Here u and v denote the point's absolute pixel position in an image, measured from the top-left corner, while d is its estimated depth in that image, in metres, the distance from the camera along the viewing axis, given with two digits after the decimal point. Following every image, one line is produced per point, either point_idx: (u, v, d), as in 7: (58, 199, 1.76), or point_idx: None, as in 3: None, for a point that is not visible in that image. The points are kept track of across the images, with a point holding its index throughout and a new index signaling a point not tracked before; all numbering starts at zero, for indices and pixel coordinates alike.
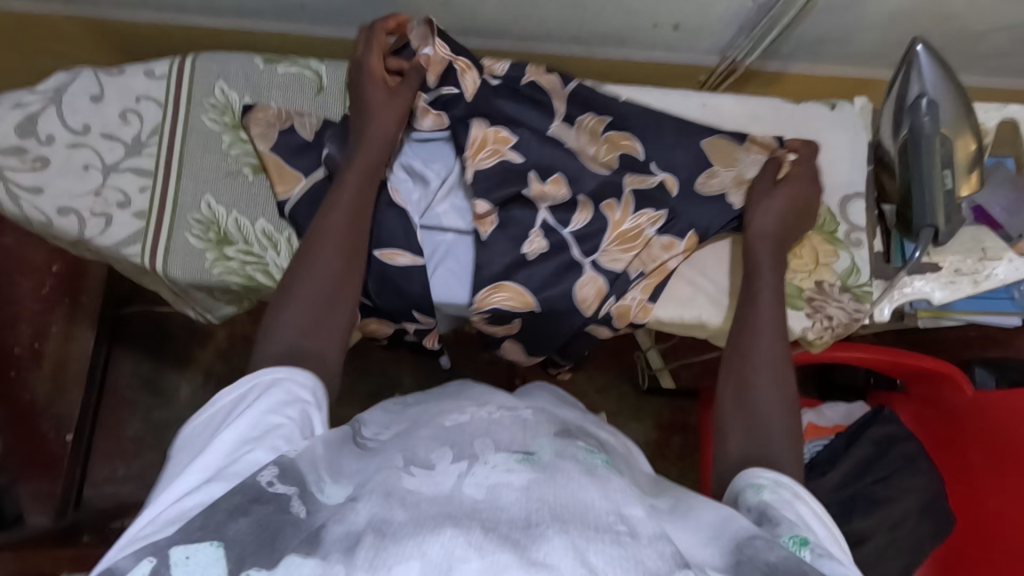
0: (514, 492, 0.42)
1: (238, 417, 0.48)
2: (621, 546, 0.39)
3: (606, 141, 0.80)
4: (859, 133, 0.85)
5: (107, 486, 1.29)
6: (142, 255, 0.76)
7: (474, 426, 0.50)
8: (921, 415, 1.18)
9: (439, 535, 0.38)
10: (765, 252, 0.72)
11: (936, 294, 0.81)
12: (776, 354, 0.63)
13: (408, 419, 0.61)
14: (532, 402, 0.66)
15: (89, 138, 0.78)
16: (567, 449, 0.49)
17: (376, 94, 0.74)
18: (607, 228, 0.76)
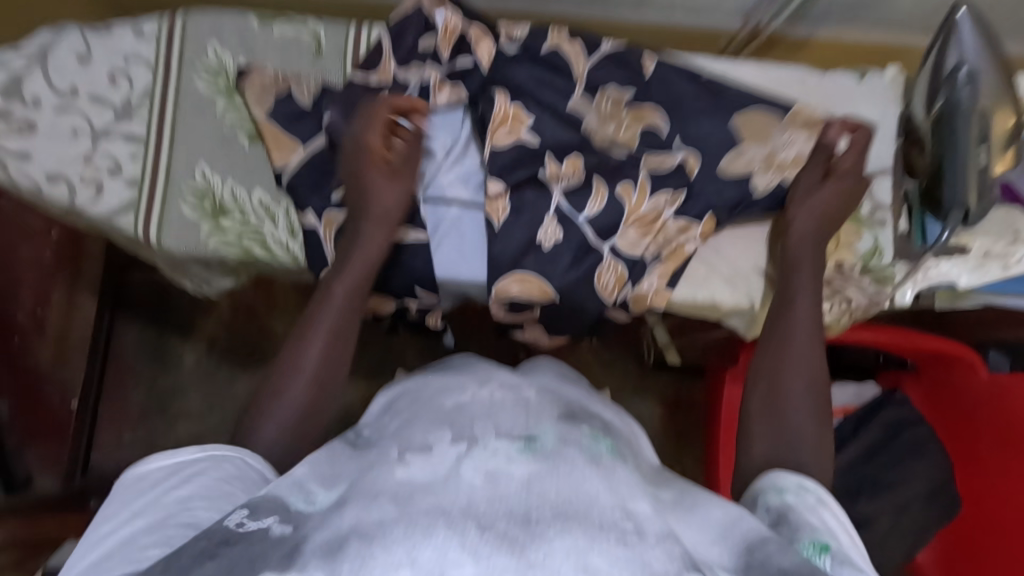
0: (514, 484, 0.40)
1: (194, 478, 0.45)
2: (627, 547, 0.37)
3: (628, 117, 0.76)
4: (887, 105, 0.80)
5: (113, 451, 1.29)
6: (135, 226, 0.73)
7: (474, 410, 0.50)
8: (932, 397, 1.15)
9: (432, 536, 0.36)
10: (806, 249, 0.68)
11: (963, 278, 0.78)
12: (811, 356, 0.60)
13: (408, 399, 0.59)
14: (534, 380, 0.63)
15: (77, 101, 0.74)
16: (569, 433, 0.47)
17: (373, 147, 0.67)
18: (623, 212, 0.72)
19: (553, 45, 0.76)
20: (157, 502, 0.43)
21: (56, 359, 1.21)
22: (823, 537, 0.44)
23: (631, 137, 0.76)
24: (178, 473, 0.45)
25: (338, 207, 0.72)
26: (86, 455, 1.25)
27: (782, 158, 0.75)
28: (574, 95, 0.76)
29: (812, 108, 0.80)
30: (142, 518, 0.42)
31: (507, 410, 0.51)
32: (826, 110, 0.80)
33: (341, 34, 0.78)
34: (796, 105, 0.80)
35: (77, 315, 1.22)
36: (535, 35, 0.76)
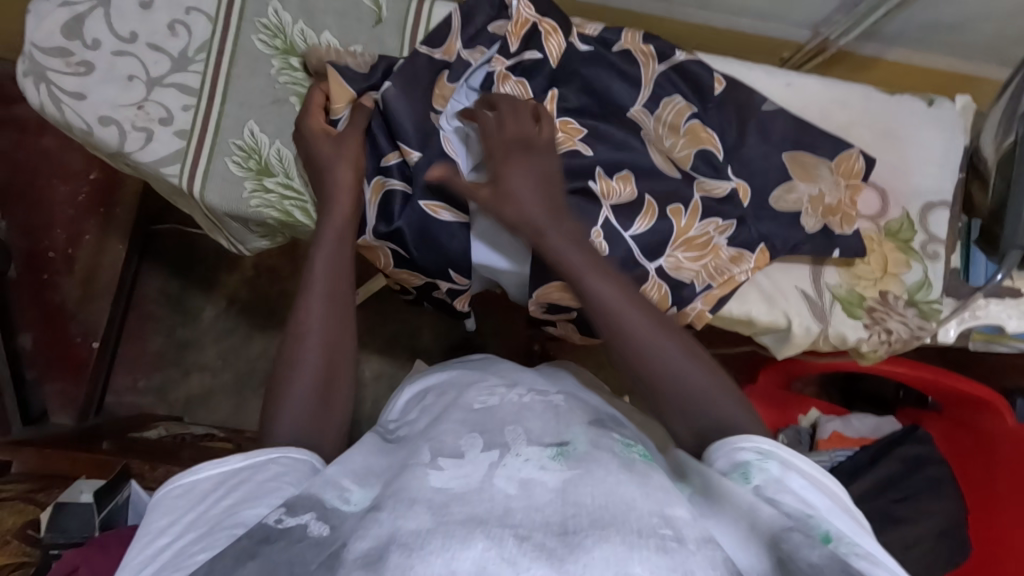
0: (549, 493, 0.40)
1: (240, 486, 0.45)
2: (667, 554, 0.36)
3: (686, 134, 0.73)
4: (955, 135, 0.77)
5: (128, 394, 1.31)
6: (180, 176, 0.73)
7: (506, 414, 0.50)
8: (952, 436, 1.12)
9: (470, 548, 0.36)
10: (568, 230, 0.63)
11: (1011, 322, 0.77)
12: (652, 325, 0.58)
13: (435, 398, 0.60)
14: (559, 384, 0.64)
15: (135, 47, 0.74)
16: (599, 440, 0.47)
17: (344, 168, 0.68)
18: (672, 233, 0.70)
19: (626, 47, 0.74)
20: (205, 513, 0.43)
21: (83, 298, 1.23)
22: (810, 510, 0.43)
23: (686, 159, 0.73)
24: (224, 483, 0.45)
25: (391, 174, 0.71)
26: (101, 395, 1.27)
27: (830, 201, 0.73)
28: (637, 103, 0.74)
29: (874, 129, 0.77)
30: (191, 530, 0.42)
31: (537, 416, 0.51)
32: (890, 133, 0.77)
33: (403, 7, 0.77)
34: (857, 125, 0.78)
35: (106, 257, 1.24)
36: (609, 32, 0.75)
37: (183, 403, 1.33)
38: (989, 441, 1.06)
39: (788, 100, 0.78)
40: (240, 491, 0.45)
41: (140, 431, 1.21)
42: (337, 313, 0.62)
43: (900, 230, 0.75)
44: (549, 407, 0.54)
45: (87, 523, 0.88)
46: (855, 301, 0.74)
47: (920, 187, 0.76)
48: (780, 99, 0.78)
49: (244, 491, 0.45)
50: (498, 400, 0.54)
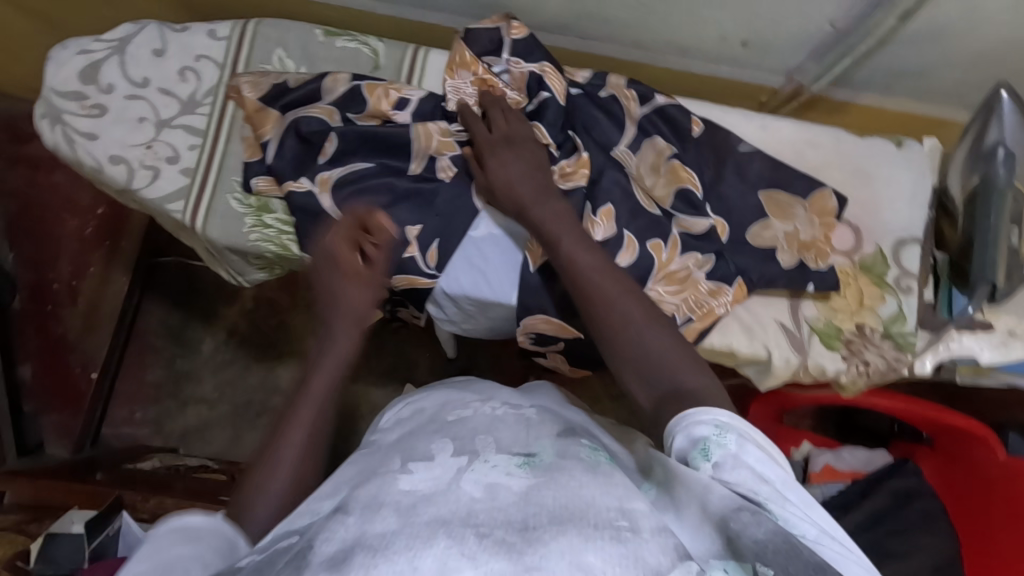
0: (513, 493, 0.43)
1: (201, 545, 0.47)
2: (621, 543, 0.38)
3: (667, 173, 0.77)
4: (923, 174, 0.81)
5: (124, 426, 1.33)
6: (184, 212, 0.77)
7: (475, 429, 0.54)
8: (946, 471, 1.12)
9: (432, 547, 0.38)
10: (548, 204, 0.68)
11: (984, 354, 0.78)
12: (615, 288, 0.62)
13: (418, 411, 0.65)
14: (535, 401, 0.68)
15: (146, 92, 0.79)
16: (567, 448, 0.51)
17: (352, 286, 0.66)
18: (654, 267, 0.73)
19: (611, 91, 0.79)
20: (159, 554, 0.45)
21: (83, 330, 1.25)
22: (762, 489, 0.43)
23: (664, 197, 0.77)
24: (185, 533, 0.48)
25: (329, 168, 0.75)
26: (97, 426, 1.28)
27: (805, 239, 0.76)
28: (621, 144, 0.78)
29: (848, 169, 0.81)
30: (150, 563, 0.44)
31: (508, 427, 0.55)
32: (861, 171, 0.81)
33: (399, 54, 0.82)
34: (830, 165, 0.81)
35: (109, 290, 1.27)
36: (596, 78, 0.80)
37: (179, 435, 1.34)
38: (977, 475, 1.06)
39: (764, 141, 0.82)
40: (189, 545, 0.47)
41: (134, 463, 1.22)
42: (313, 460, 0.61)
43: (874, 265, 0.78)
44: (521, 419, 0.58)
45: (77, 554, 0.89)
46: (833, 333, 0.76)
47: (893, 224, 0.80)
48: (757, 141, 0.82)
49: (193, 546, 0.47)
50: (471, 412, 0.59)
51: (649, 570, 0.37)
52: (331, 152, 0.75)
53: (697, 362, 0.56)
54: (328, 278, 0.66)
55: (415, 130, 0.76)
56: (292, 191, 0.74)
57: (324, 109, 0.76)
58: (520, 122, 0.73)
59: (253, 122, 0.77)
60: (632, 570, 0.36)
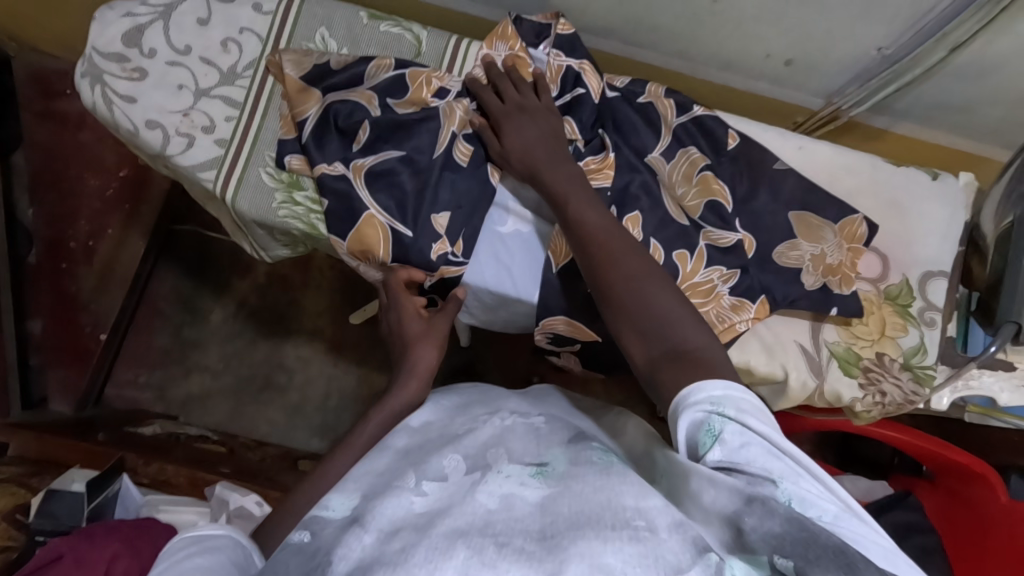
0: (527, 504, 0.45)
1: (212, 554, 0.52)
2: (639, 542, 0.39)
3: (698, 184, 0.77)
4: (956, 208, 0.80)
5: (127, 389, 1.34)
6: (215, 181, 0.77)
7: (488, 440, 0.56)
8: (946, 508, 1.11)
9: (452, 559, 0.39)
10: (559, 172, 0.68)
11: (1003, 395, 0.79)
12: (628, 256, 0.62)
13: (437, 417, 0.67)
14: (545, 408, 0.69)
15: (188, 59, 0.79)
16: (579, 453, 0.52)
17: (415, 326, 0.76)
18: (678, 278, 0.73)
19: (649, 98, 0.79)
20: (177, 565, 0.50)
21: (97, 290, 1.26)
22: (775, 467, 0.43)
23: (694, 207, 0.77)
24: (198, 544, 0.53)
25: (364, 155, 0.75)
26: (100, 386, 1.29)
27: (830, 262, 0.76)
28: (655, 151, 0.78)
29: (881, 199, 0.81)
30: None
31: (518, 437, 0.57)
32: (892, 201, 0.81)
33: (442, 43, 0.82)
34: (862, 192, 0.81)
35: (126, 253, 1.27)
36: (635, 84, 0.80)
37: (180, 403, 1.34)
38: (979, 515, 1.06)
39: (798, 162, 0.81)
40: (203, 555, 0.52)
41: (136, 427, 1.23)
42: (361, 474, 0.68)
43: (899, 295, 0.78)
44: (530, 428, 0.59)
45: (76, 512, 0.90)
46: (852, 360, 0.76)
47: (922, 256, 0.79)
48: (791, 161, 0.81)
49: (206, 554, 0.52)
50: (482, 425, 0.61)
51: (668, 569, 0.37)
52: (364, 140, 0.75)
53: (700, 322, 0.58)
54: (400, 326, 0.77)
55: (443, 106, 0.76)
56: (324, 174, 0.74)
57: (364, 93, 0.76)
58: (542, 96, 0.74)
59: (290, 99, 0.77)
60: (650, 570, 0.37)
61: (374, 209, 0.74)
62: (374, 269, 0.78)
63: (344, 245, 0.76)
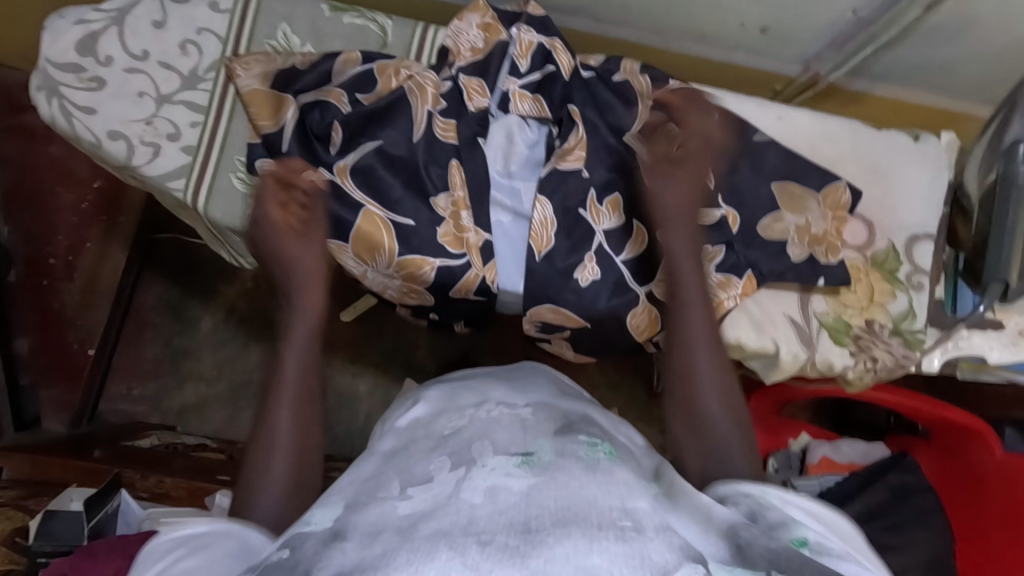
0: (514, 495, 0.44)
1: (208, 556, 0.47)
2: (626, 542, 0.39)
3: None
4: (940, 169, 0.80)
5: (122, 402, 1.32)
6: (185, 190, 0.75)
7: (474, 431, 0.55)
8: (943, 466, 1.12)
9: (434, 560, 0.39)
10: (685, 235, 0.67)
11: (994, 353, 0.78)
12: (708, 343, 0.62)
13: (418, 415, 0.67)
14: (531, 395, 0.68)
15: (147, 65, 0.76)
16: (565, 445, 0.51)
17: (291, 243, 0.67)
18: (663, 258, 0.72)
19: (625, 76, 0.77)
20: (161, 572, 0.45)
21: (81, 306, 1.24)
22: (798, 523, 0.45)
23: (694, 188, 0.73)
24: (187, 544, 0.47)
25: (344, 155, 0.73)
26: (95, 401, 1.28)
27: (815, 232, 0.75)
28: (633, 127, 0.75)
29: (863, 164, 0.80)
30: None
31: (504, 428, 0.56)
32: (876, 166, 0.80)
33: (409, 32, 0.79)
34: (844, 159, 0.80)
35: (108, 265, 1.26)
36: (609, 62, 0.78)
37: (177, 412, 1.34)
38: (975, 472, 1.07)
39: (779, 131, 0.80)
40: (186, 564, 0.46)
41: (134, 440, 1.21)
42: (306, 411, 0.60)
43: (886, 261, 0.78)
44: (516, 418, 0.58)
45: (76, 531, 0.89)
46: (842, 329, 0.76)
47: (907, 220, 0.79)
48: (772, 131, 0.80)
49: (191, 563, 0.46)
50: (466, 420, 0.60)
51: (656, 570, 0.38)
52: (341, 140, 0.73)
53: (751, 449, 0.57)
54: (268, 240, 0.68)
55: (407, 86, 0.74)
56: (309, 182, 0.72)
57: (333, 92, 0.74)
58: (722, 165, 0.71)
59: (254, 111, 0.74)
60: (637, 570, 0.38)
61: (370, 205, 0.73)
62: (381, 272, 0.75)
63: (348, 249, 0.73)
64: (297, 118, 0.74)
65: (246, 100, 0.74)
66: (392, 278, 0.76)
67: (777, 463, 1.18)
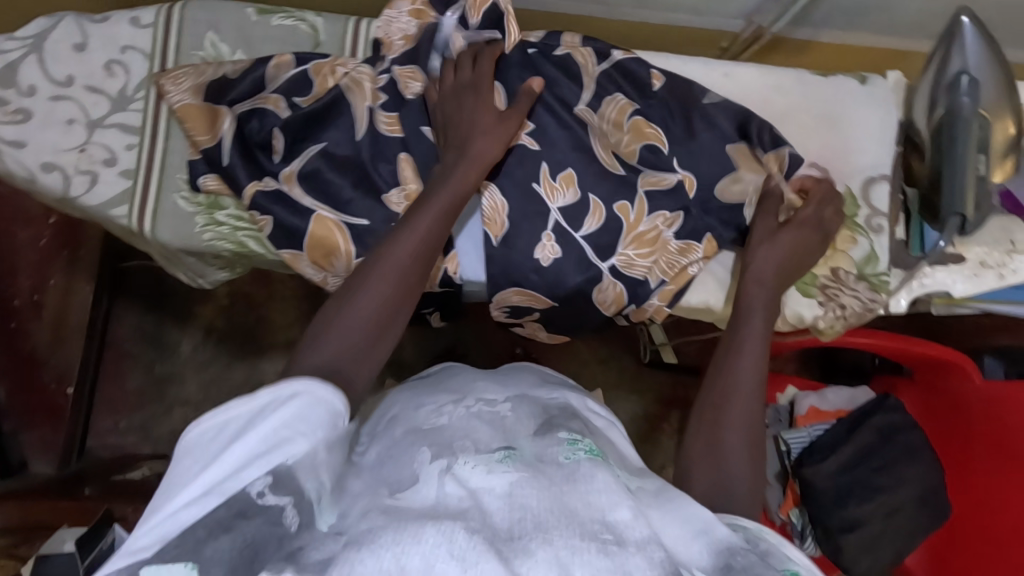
0: (497, 499, 0.43)
1: (250, 427, 0.43)
2: (607, 557, 0.39)
3: (630, 129, 0.74)
4: (890, 109, 0.80)
5: (110, 436, 1.29)
6: (129, 216, 0.73)
7: (455, 432, 0.54)
8: (926, 401, 1.13)
9: (421, 543, 0.38)
10: (761, 295, 0.68)
11: (957, 286, 0.79)
12: (756, 379, 0.62)
13: (386, 422, 0.64)
14: (511, 389, 0.66)
15: (72, 91, 0.74)
16: (547, 448, 0.49)
17: (483, 120, 0.68)
18: (623, 231, 0.72)
19: (567, 49, 0.76)
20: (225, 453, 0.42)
21: (53, 344, 1.22)
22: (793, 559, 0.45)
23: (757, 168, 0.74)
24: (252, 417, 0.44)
25: (289, 162, 0.71)
26: (82, 438, 1.25)
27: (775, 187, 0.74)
28: (581, 102, 0.75)
29: (814, 112, 0.79)
30: (209, 471, 0.42)
31: (483, 429, 0.54)
32: (827, 113, 0.79)
33: (341, 28, 0.77)
34: (794, 109, 0.79)
35: (75, 301, 1.23)
36: (550, 37, 0.76)
37: (168, 440, 1.31)
38: (959, 404, 1.06)
39: (726, 88, 0.80)
40: (247, 440, 0.43)
41: (126, 473, 1.18)
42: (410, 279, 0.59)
43: (846, 207, 0.77)
44: (496, 420, 0.57)
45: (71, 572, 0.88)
46: (809, 280, 0.76)
47: (862, 163, 0.79)
48: (719, 88, 0.79)
49: (252, 441, 0.43)
50: (448, 418, 0.58)
51: None
52: (283, 147, 0.72)
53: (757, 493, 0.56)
54: (469, 114, 0.69)
55: (344, 83, 0.72)
56: (257, 192, 0.71)
57: (270, 97, 0.72)
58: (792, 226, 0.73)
59: (188, 126, 0.72)
60: None
61: (322, 209, 0.71)
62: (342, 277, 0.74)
63: (304, 257, 0.72)
64: (234, 129, 0.72)
65: (181, 116, 0.72)
66: None
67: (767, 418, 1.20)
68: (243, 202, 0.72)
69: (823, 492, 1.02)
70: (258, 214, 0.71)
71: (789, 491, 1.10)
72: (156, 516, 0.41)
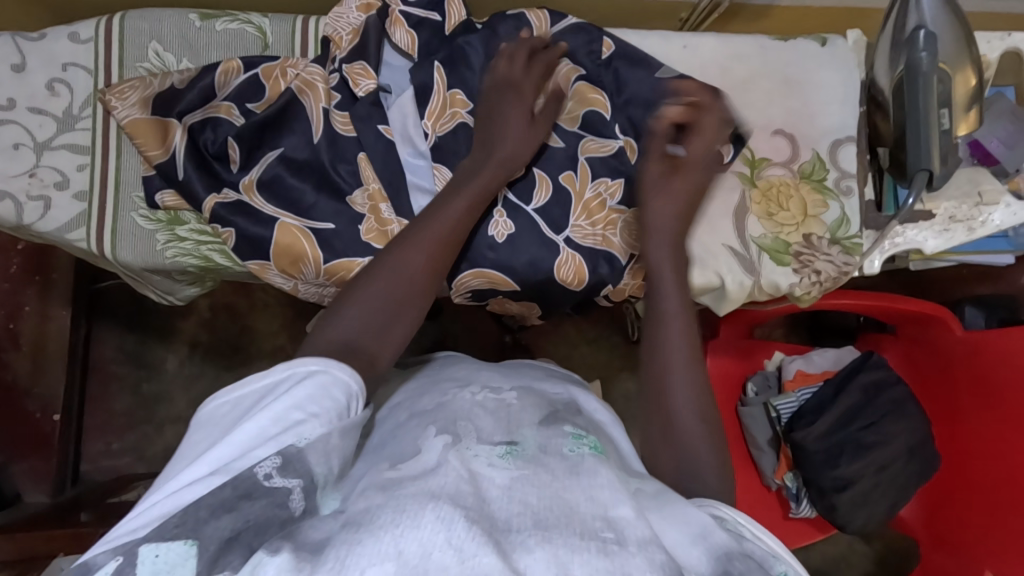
0: (497, 488, 0.41)
1: (262, 407, 0.41)
2: (607, 557, 0.36)
3: (573, 96, 0.74)
4: (850, 71, 0.79)
5: (104, 459, 1.25)
6: (88, 239, 0.71)
7: (458, 409, 0.51)
8: (908, 354, 1.14)
9: (418, 528, 0.36)
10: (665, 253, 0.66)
11: (929, 243, 0.80)
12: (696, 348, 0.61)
13: (387, 406, 0.59)
14: (517, 379, 0.63)
15: (16, 114, 0.71)
16: (550, 439, 0.47)
17: (518, 114, 0.68)
18: (570, 200, 0.72)
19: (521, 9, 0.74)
20: (240, 430, 0.40)
21: (34, 373, 1.20)
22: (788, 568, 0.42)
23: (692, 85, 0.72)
24: (273, 391, 0.43)
25: (247, 171, 0.70)
26: (76, 464, 1.23)
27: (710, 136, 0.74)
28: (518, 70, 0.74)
29: (775, 78, 0.79)
30: (218, 449, 0.40)
31: (485, 410, 0.51)
32: (788, 77, 0.79)
33: (288, 28, 0.75)
34: (756, 77, 0.79)
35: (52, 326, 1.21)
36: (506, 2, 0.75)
37: (162, 458, 1.27)
38: (940, 355, 1.07)
39: (685, 62, 0.78)
40: (261, 415, 0.41)
41: (121, 494, 1.15)
42: (435, 263, 0.58)
43: (813, 172, 0.77)
44: (500, 402, 0.53)
45: None
46: (782, 249, 0.76)
47: (827, 126, 0.78)
48: (677, 62, 0.78)
49: (267, 417, 0.40)
50: (451, 397, 0.54)
51: None
52: (239, 157, 0.69)
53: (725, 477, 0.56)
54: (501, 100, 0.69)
55: (295, 86, 0.71)
56: (216, 205, 0.69)
57: (222, 105, 0.70)
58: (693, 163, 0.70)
59: (139, 142, 0.70)
60: None
61: (284, 217, 0.69)
62: (313, 282, 0.73)
63: (272, 266, 0.71)
64: (187, 142, 0.70)
65: (131, 132, 0.70)
66: (325, 286, 0.73)
67: (757, 383, 1.18)
68: (203, 215, 0.70)
69: (815, 454, 1.03)
70: (219, 226, 0.69)
71: (783, 456, 1.10)
72: (157, 495, 0.39)
